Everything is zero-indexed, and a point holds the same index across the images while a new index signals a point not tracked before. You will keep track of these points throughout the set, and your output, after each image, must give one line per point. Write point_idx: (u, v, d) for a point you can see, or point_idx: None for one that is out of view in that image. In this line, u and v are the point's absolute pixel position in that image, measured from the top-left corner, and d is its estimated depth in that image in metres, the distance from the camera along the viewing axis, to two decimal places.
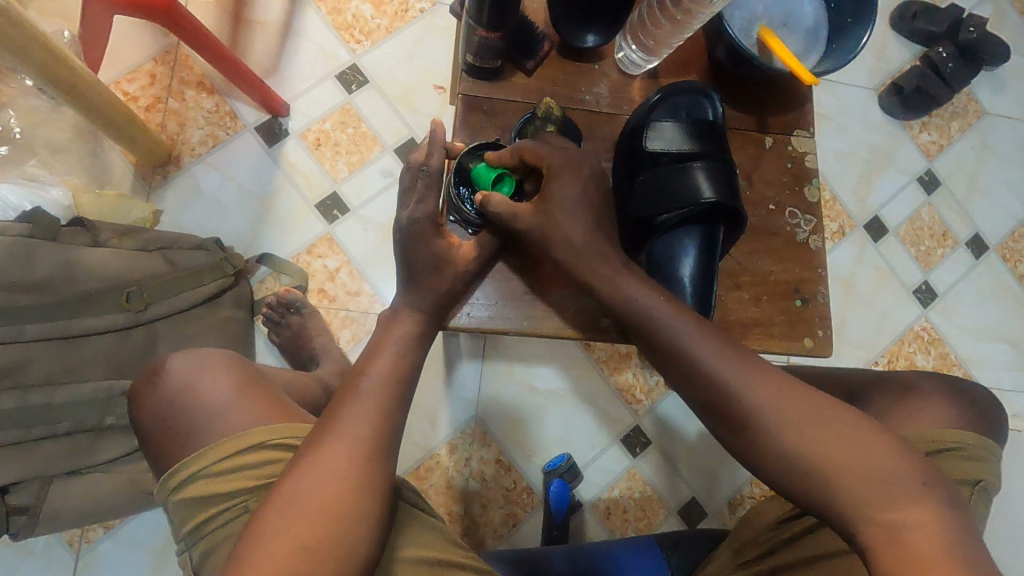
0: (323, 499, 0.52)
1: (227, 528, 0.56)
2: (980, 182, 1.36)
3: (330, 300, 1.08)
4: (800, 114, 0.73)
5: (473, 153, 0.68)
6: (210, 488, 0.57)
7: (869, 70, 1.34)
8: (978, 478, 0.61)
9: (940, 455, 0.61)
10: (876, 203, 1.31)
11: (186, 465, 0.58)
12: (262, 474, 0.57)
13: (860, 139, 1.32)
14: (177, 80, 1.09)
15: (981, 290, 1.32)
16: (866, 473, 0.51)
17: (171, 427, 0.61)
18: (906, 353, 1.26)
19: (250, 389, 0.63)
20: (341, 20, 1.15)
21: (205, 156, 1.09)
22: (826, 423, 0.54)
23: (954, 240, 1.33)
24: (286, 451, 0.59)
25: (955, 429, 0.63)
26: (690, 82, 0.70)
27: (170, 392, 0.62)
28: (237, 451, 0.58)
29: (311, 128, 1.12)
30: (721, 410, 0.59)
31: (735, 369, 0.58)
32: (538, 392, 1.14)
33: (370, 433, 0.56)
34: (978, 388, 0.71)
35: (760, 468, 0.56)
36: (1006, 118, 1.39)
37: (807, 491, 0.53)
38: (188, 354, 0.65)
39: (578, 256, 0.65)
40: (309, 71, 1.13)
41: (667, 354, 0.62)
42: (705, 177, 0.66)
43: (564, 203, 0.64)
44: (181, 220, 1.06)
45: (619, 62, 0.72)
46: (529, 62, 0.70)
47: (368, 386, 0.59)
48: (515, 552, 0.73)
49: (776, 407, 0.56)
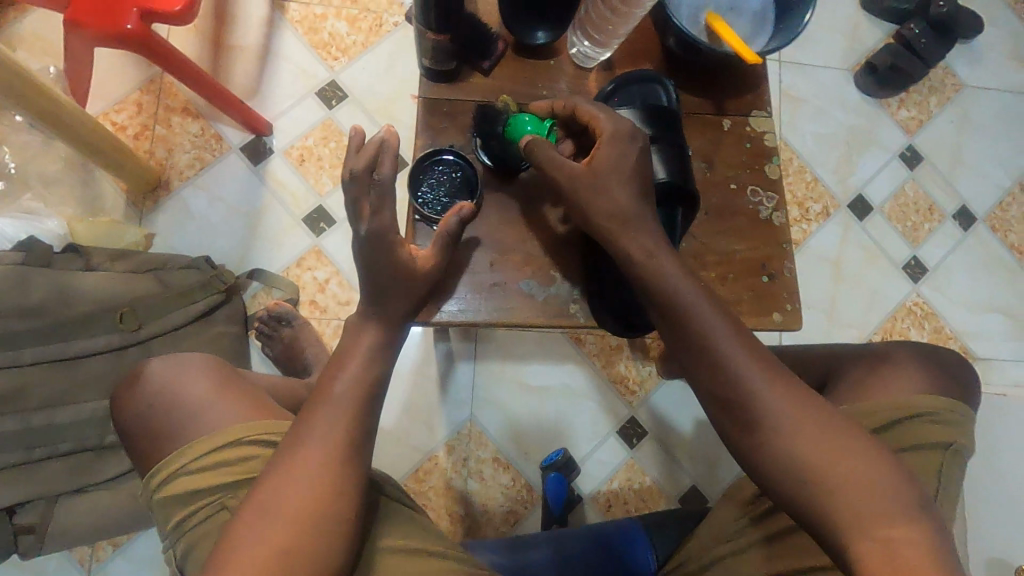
0: (297, 502, 0.53)
1: (208, 524, 0.58)
2: (963, 155, 1.36)
3: (321, 311, 1.10)
4: (756, 96, 0.74)
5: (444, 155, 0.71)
6: (189, 485, 0.59)
7: (842, 51, 1.35)
8: (949, 441, 0.62)
9: (906, 421, 0.63)
10: (858, 181, 1.31)
11: (168, 463, 0.60)
12: (239, 470, 0.59)
13: (839, 120, 1.32)
14: (162, 108, 1.13)
15: (971, 262, 1.32)
16: (864, 488, 0.51)
17: (154, 428, 0.64)
18: (900, 330, 1.27)
19: (229, 389, 0.66)
20: (318, 38, 1.18)
21: (193, 179, 1.12)
22: (837, 435, 0.54)
23: (940, 214, 1.33)
24: (262, 447, 0.60)
25: (925, 395, 0.65)
26: (646, 71, 0.71)
27: (150, 394, 0.65)
28: (215, 448, 0.60)
29: (294, 146, 1.15)
30: (729, 404, 0.57)
31: (749, 366, 0.56)
32: (528, 391, 1.15)
33: (342, 436, 0.57)
34: (949, 352, 0.73)
35: (763, 464, 0.55)
36: (985, 90, 1.39)
37: (802, 493, 0.53)
38: (167, 358, 0.67)
39: (622, 226, 0.63)
40: (289, 90, 1.16)
41: (676, 347, 0.60)
42: (661, 159, 0.66)
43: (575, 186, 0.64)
44: (171, 242, 1.10)
45: (573, 58, 0.73)
46: (485, 62, 0.72)
47: (344, 393, 0.59)
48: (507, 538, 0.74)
49: (784, 408, 0.55)
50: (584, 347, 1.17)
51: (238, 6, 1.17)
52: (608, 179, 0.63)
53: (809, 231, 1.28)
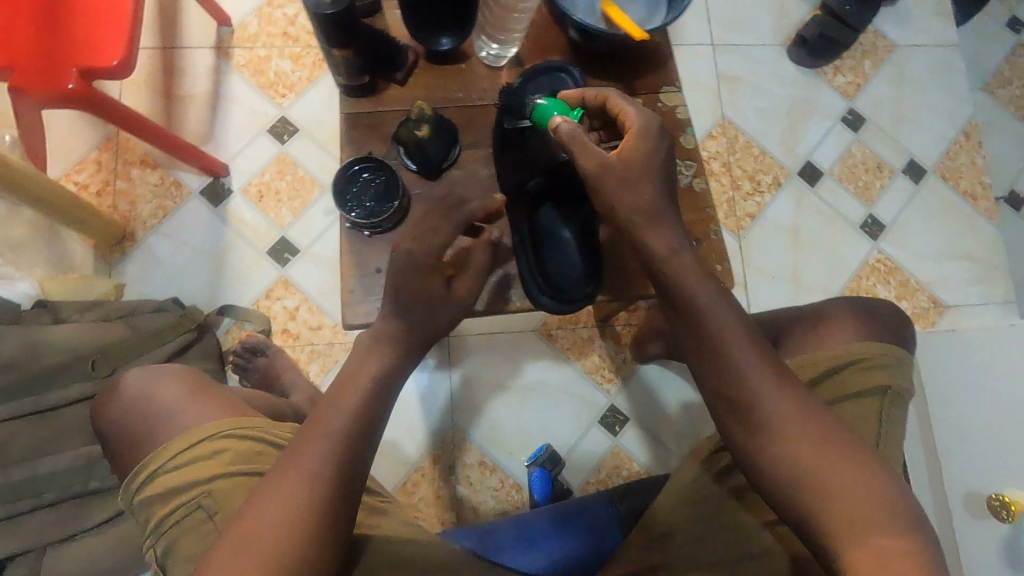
0: (268, 544, 0.49)
1: (183, 521, 0.61)
2: (904, 112, 1.39)
3: (294, 338, 1.13)
4: (662, 72, 0.75)
5: (349, 169, 0.66)
6: (165, 484, 0.62)
7: (772, 28, 1.39)
8: (888, 384, 0.69)
9: (846, 368, 0.70)
10: (805, 149, 1.35)
11: (148, 464, 0.64)
12: (210, 467, 0.62)
13: (778, 93, 1.36)
14: (121, 163, 1.17)
15: (927, 213, 1.34)
16: (858, 499, 0.52)
17: (132, 432, 0.68)
18: (866, 288, 1.29)
19: (202, 393, 0.70)
20: (264, 79, 1.23)
21: (157, 227, 1.15)
22: (833, 442, 0.55)
23: (890, 170, 1.36)
24: (232, 441, 0.64)
25: (862, 343, 0.71)
26: (551, 61, 0.71)
27: (128, 403, 0.69)
28: (189, 446, 0.63)
29: (252, 183, 1.19)
30: (732, 401, 0.57)
31: (756, 372, 0.57)
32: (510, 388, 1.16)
33: (330, 475, 0.52)
34: (887, 306, 0.79)
35: (761, 458, 0.56)
36: (916, 47, 1.43)
37: (791, 492, 0.54)
38: (144, 369, 0.72)
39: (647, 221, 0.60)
40: (242, 132, 1.20)
41: (687, 346, 0.61)
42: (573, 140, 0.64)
43: (603, 174, 0.60)
44: (143, 289, 1.13)
45: (484, 60, 0.72)
46: (398, 73, 0.70)
47: (355, 397, 0.56)
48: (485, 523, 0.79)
49: (787, 414, 0.56)
50: (556, 343, 1.19)
51: (184, 58, 1.22)
52: (638, 176, 0.60)
53: (763, 203, 1.31)
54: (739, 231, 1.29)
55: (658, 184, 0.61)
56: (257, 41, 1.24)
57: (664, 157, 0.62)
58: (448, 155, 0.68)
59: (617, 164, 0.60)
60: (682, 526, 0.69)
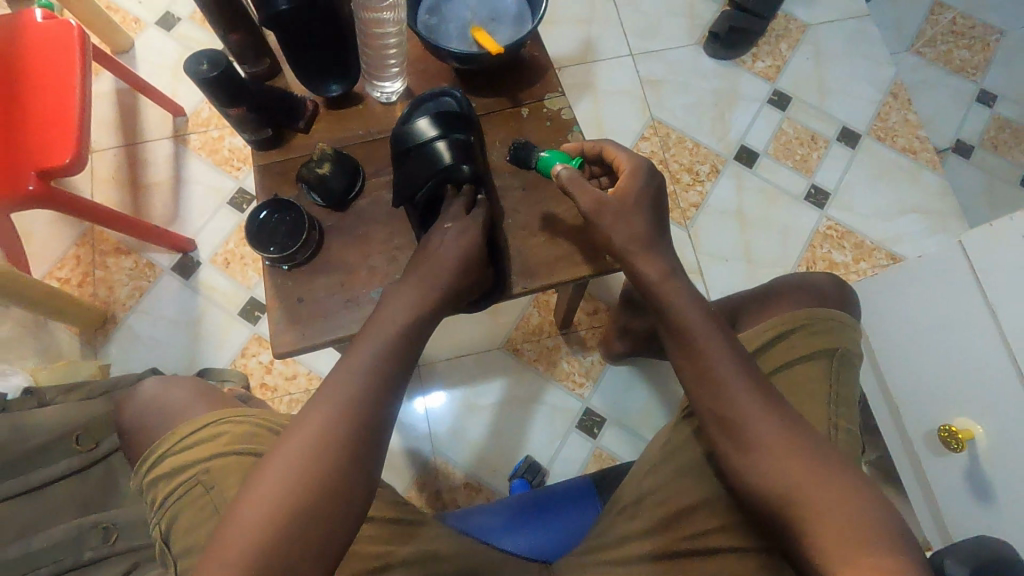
0: (286, 483, 0.51)
1: (185, 497, 0.67)
2: (828, 83, 1.44)
3: (272, 390, 1.18)
4: (545, 82, 0.82)
5: (258, 216, 0.71)
6: (176, 462, 0.69)
7: (686, 29, 1.47)
8: (836, 346, 0.75)
9: (796, 333, 0.75)
10: (737, 134, 1.40)
11: (161, 445, 0.70)
12: (215, 446, 0.68)
13: (702, 88, 1.43)
14: (98, 253, 1.26)
15: (868, 174, 1.37)
16: (847, 514, 0.55)
17: (148, 426, 0.76)
18: (822, 255, 1.31)
19: (208, 395, 0.79)
20: (219, 156, 1.33)
21: (135, 307, 1.23)
22: (812, 459, 0.58)
23: (824, 140, 1.40)
24: (238, 424, 0.70)
25: (813, 309, 0.77)
26: (434, 88, 0.76)
27: (146, 403, 0.78)
28: (199, 428, 0.70)
29: (218, 252, 1.27)
30: (723, 419, 0.62)
31: (744, 395, 0.61)
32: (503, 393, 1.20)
33: (347, 421, 0.54)
34: (826, 277, 0.85)
35: (748, 473, 0.60)
36: (828, 23, 1.49)
37: (772, 505, 0.58)
38: (160, 378, 0.81)
39: (644, 248, 0.68)
40: (205, 207, 1.30)
41: (680, 371, 0.65)
42: (445, 147, 0.69)
43: (599, 209, 0.68)
44: (128, 366, 1.20)
45: (378, 98, 0.78)
46: (299, 122, 0.76)
47: (360, 376, 0.56)
48: (472, 510, 0.80)
49: (775, 436, 0.59)
50: (523, 356, 1.22)
51: (146, 151, 1.33)
52: (632, 209, 0.68)
53: (704, 191, 1.35)
54: (686, 221, 1.33)
55: (648, 214, 0.69)
56: (209, 124, 1.35)
57: (655, 187, 0.71)
58: (353, 187, 0.74)
59: (611, 199, 0.68)
60: (647, 493, 0.72)
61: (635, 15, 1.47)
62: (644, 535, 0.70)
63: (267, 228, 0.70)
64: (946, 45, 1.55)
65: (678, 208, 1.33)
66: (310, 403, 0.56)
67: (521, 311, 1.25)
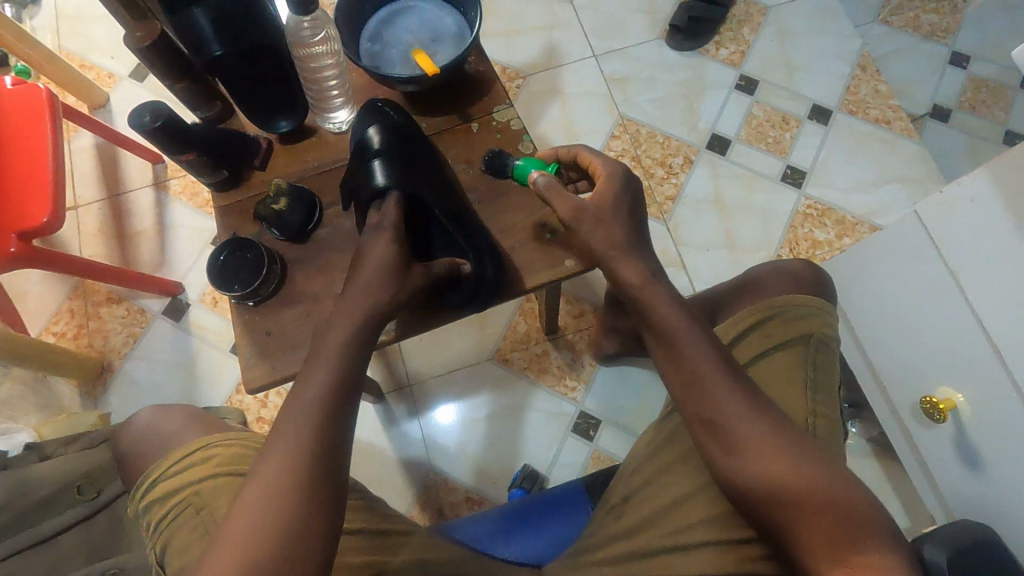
0: (269, 486, 0.52)
1: (178, 519, 0.63)
2: (795, 63, 1.44)
3: (268, 423, 1.20)
4: (492, 96, 0.83)
5: (217, 259, 0.71)
6: (168, 486, 0.65)
7: (647, 25, 1.47)
8: (809, 333, 0.70)
9: (770, 321, 0.72)
10: (708, 123, 1.40)
11: (154, 470, 0.67)
12: (206, 467, 0.65)
13: (668, 81, 1.43)
14: (91, 305, 1.29)
15: (844, 149, 1.36)
16: (838, 512, 0.53)
17: (144, 456, 0.73)
18: (804, 235, 1.30)
19: (203, 420, 0.75)
20: (199, 199, 1.36)
21: (130, 353, 1.26)
22: (806, 459, 0.56)
23: (796, 120, 1.39)
24: (229, 444, 0.68)
25: (785, 296, 0.74)
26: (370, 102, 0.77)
27: (135, 437, 0.74)
28: (190, 451, 0.67)
29: (206, 292, 1.30)
30: (710, 422, 0.59)
31: (730, 399, 0.59)
32: (497, 403, 1.21)
33: (325, 419, 0.56)
34: (798, 262, 0.81)
35: (745, 481, 0.57)
36: (788, 3, 1.49)
37: (770, 513, 0.56)
38: (155, 405, 0.77)
39: (622, 252, 0.66)
40: (189, 250, 1.33)
41: (665, 377, 0.62)
42: (381, 166, 0.70)
43: (577, 216, 0.67)
44: (128, 412, 1.22)
45: (329, 128, 0.80)
46: (254, 160, 0.78)
47: (336, 373, 0.59)
48: (481, 515, 0.73)
49: (762, 438, 0.57)
50: (513, 365, 1.23)
51: (129, 201, 1.36)
52: (609, 216, 0.67)
53: (680, 182, 1.35)
54: (664, 215, 1.33)
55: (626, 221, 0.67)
56: None
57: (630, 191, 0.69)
58: (311, 219, 0.75)
59: (587, 206, 0.67)
60: (650, 481, 0.67)
61: (595, 16, 1.48)
62: (647, 526, 0.64)
63: (229, 267, 0.71)
64: (913, 12, 1.54)
65: (654, 202, 1.33)
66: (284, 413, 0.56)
67: (507, 320, 1.26)
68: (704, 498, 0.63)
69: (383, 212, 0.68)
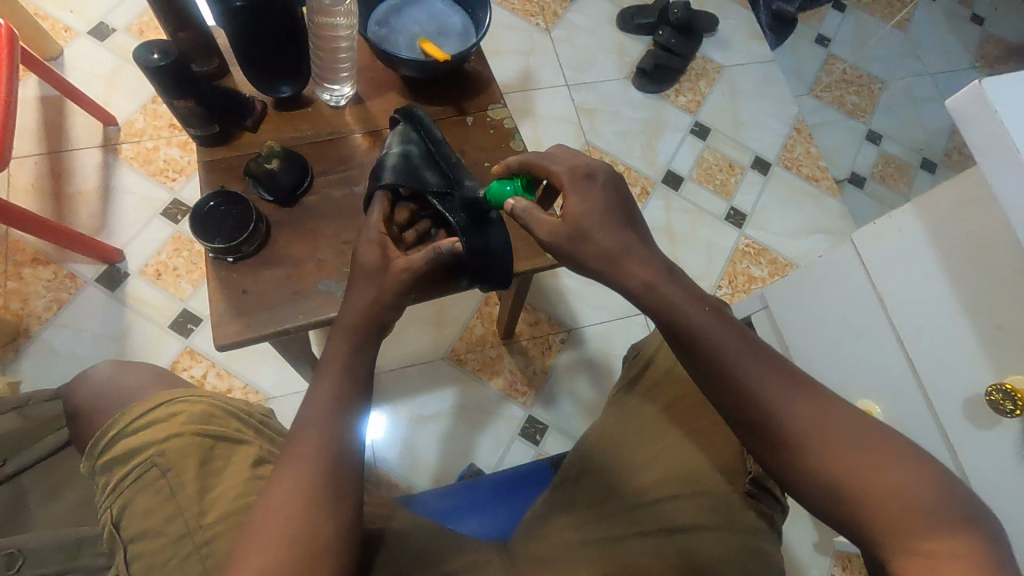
0: (294, 485, 0.52)
1: (139, 480, 0.61)
2: (742, 118, 1.60)
3: None
4: (488, 94, 0.87)
5: (205, 205, 0.71)
6: (125, 445, 0.62)
7: (617, 64, 1.59)
8: None
9: None
10: (665, 160, 1.52)
11: (109, 429, 0.63)
12: (167, 428, 0.63)
13: (632, 117, 1.55)
14: (11, 263, 1.19)
15: (780, 199, 1.52)
16: (907, 500, 0.48)
17: (95, 412, 0.69)
18: (741, 270, 1.43)
19: (167, 379, 0.74)
20: (154, 167, 1.30)
21: (52, 320, 1.16)
22: (867, 446, 0.50)
23: (740, 168, 1.54)
24: (192, 404, 0.65)
25: None
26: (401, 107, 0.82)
27: (89, 391, 0.71)
28: (151, 410, 0.64)
29: (148, 264, 1.23)
30: (751, 423, 0.54)
31: (774, 390, 0.53)
32: (451, 403, 1.21)
33: (344, 406, 0.57)
34: None
35: (800, 485, 0.53)
36: (740, 65, 1.66)
37: (832, 510, 0.51)
38: (115, 360, 0.74)
39: (611, 264, 0.58)
40: (135, 217, 1.26)
41: (693, 372, 0.57)
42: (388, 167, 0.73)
43: (558, 239, 0.61)
44: (42, 383, 1.12)
45: (329, 102, 0.82)
46: (248, 120, 0.78)
47: (357, 367, 0.60)
48: (448, 488, 0.75)
49: (812, 429, 0.52)
50: (468, 365, 1.24)
51: (73, 159, 1.28)
52: (594, 225, 0.59)
53: None
54: None
55: (616, 223, 0.59)
56: (143, 134, 1.32)
57: (614, 190, 0.61)
58: (302, 183, 0.75)
59: (565, 224, 0.60)
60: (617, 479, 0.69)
61: (570, 49, 1.59)
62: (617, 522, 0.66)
63: (213, 220, 0.70)
64: (840, 91, 1.76)
65: None
66: (304, 414, 0.56)
67: (465, 321, 1.28)
68: (687, 500, 0.64)
69: (374, 214, 0.68)
